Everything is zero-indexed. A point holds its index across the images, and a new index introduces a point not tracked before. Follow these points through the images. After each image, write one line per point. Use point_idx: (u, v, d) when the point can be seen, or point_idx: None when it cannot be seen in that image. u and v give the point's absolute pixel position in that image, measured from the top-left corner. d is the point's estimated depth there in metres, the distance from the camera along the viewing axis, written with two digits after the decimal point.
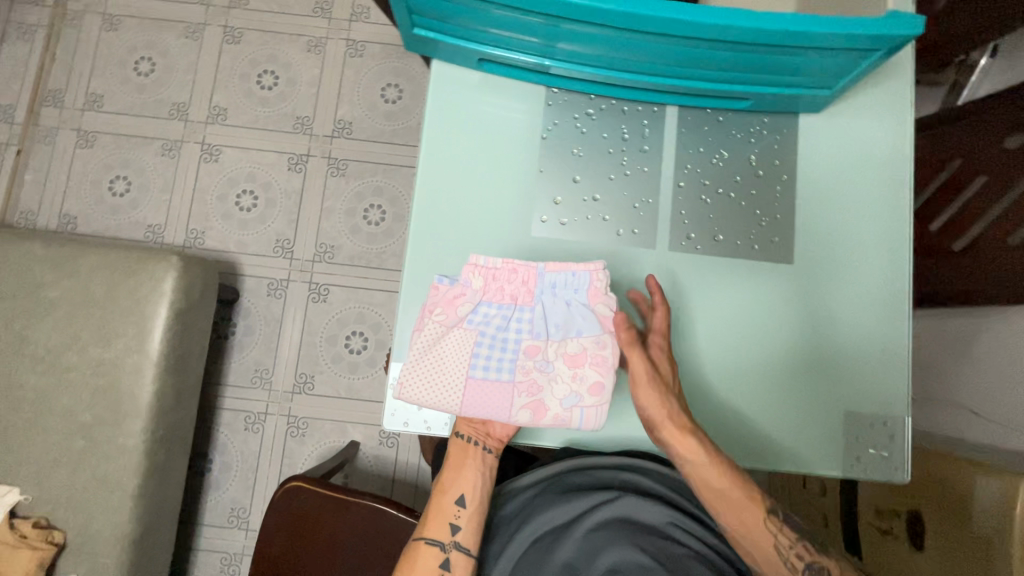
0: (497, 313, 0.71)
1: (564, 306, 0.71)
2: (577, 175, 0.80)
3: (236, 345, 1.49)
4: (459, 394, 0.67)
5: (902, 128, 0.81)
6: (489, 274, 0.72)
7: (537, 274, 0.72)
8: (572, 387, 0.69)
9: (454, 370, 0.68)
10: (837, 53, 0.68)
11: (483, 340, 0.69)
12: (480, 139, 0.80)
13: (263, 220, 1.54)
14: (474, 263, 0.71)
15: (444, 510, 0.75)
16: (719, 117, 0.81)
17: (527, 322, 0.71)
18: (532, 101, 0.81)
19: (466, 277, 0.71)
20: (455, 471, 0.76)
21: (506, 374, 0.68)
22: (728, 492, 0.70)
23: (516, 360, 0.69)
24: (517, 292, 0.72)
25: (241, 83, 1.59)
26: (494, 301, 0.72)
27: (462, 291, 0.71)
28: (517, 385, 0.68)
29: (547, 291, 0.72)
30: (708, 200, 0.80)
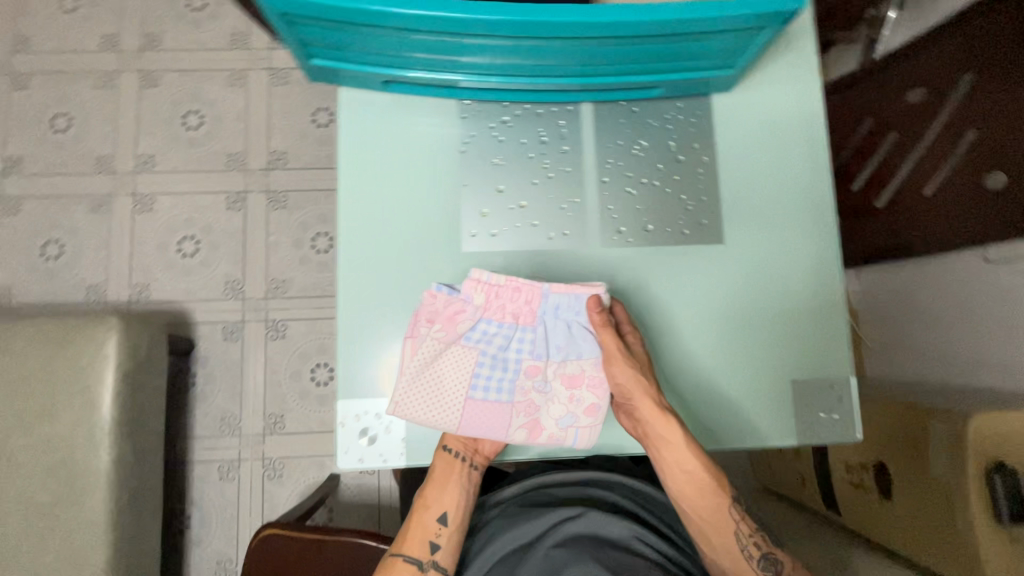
0: (498, 331, 0.71)
1: (566, 327, 0.71)
2: (501, 185, 0.79)
3: (198, 395, 1.45)
4: (458, 414, 0.68)
5: (813, 94, 0.82)
6: (492, 291, 0.71)
7: (541, 294, 0.71)
8: (568, 408, 0.71)
9: (454, 388, 0.69)
10: (733, 34, 0.69)
11: (483, 359, 0.70)
12: (398, 161, 0.79)
13: (208, 263, 1.50)
14: (477, 279, 0.70)
15: (422, 526, 0.74)
16: (633, 107, 0.81)
17: (530, 342, 0.71)
18: (446, 116, 0.80)
19: (467, 292, 0.70)
20: (437, 489, 0.74)
21: (504, 394, 0.69)
22: (697, 486, 0.73)
23: (515, 381, 0.70)
24: (519, 310, 0.71)
25: (166, 127, 1.55)
26: (496, 318, 0.71)
27: (465, 308, 0.70)
28: (515, 405, 0.70)
29: (550, 310, 0.71)
30: (633, 192, 0.80)
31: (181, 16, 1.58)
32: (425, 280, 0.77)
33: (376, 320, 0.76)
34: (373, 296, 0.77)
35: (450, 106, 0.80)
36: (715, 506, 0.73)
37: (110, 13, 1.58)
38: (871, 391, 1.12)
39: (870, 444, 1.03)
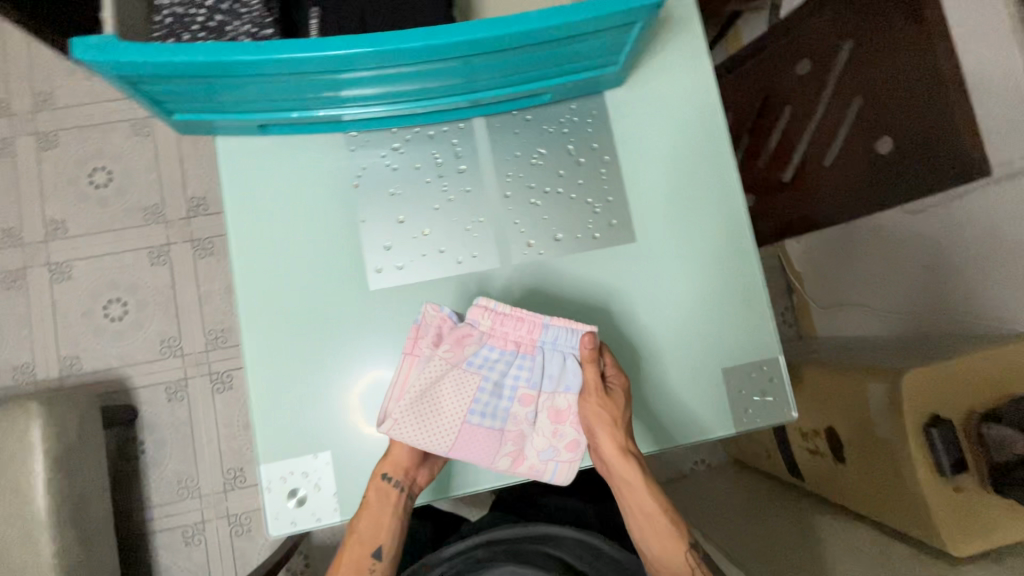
0: (498, 356, 0.68)
1: (565, 361, 0.68)
2: (401, 215, 0.76)
3: (151, 461, 1.39)
4: (449, 437, 0.66)
5: (706, 75, 0.80)
6: (499, 318, 0.68)
7: (544, 326, 0.68)
8: (551, 442, 0.69)
9: (450, 411, 0.66)
10: (605, 32, 0.67)
11: (481, 385, 0.67)
12: (289, 205, 0.75)
13: (140, 324, 1.43)
14: (484, 306, 0.67)
15: (356, 560, 0.66)
16: (526, 115, 0.79)
17: (528, 373, 0.68)
18: (333, 151, 0.76)
19: (474, 317, 0.67)
20: (374, 519, 0.68)
21: (496, 420, 0.67)
22: (653, 526, 0.69)
23: (509, 409, 0.67)
24: (521, 339, 0.68)
25: (73, 189, 1.47)
26: (498, 344, 0.68)
27: (470, 332, 0.67)
28: (505, 432, 0.67)
29: (548, 342, 0.69)
30: (538, 202, 0.78)
31: (71, 70, 1.50)
32: (337, 325, 0.74)
33: (289, 374, 0.73)
34: (284, 349, 0.73)
35: (336, 140, 0.77)
36: (668, 547, 0.68)
37: None
38: (819, 356, 1.13)
39: (821, 411, 1.04)
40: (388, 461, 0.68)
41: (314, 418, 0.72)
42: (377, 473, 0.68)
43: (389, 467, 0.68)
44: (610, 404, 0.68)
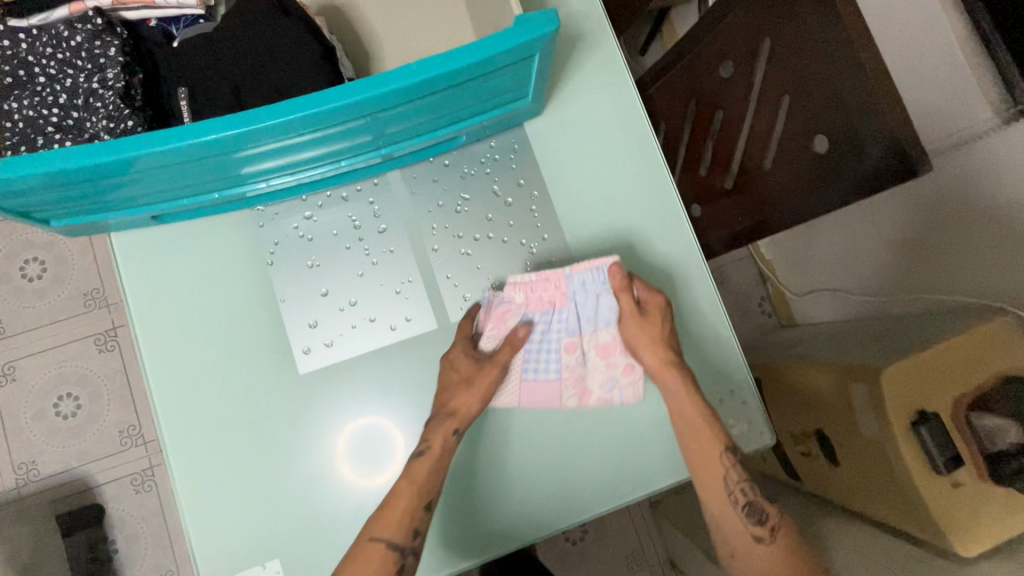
0: (539, 318, 0.69)
1: (600, 302, 0.68)
2: (324, 287, 0.71)
3: (126, 559, 1.31)
4: (514, 398, 0.69)
5: (628, 89, 0.75)
6: (528, 287, 0.68)
7: (569, 276, 0.68)
8: (608, 373, 0.70)
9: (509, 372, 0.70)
10: (502, 69, 0.61)
11: (531, 346, 0.70)
12: (200, 295, 0.69)
13: (94, 417, 1.35)
14: (511, 283, 0.68)
15: (406, 509, 0.63)
16: (445, 161, 0.74)
17: (569, 323, 0.69)
18: (240, 229, 0.71)
19: (507, 296, 0.68)
20: (434, 468, 0.65)
21: (553, 372, 0.69)
22: (692, 433, 0.67)
23: (560, 359, 0.69)
24: (553, 297, 0.68)
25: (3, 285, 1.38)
26: (536, 307, 0.69)
27: (508, 306, 0.69)
28: (564, 380, 0.70)
29: (578, 291, 0.68)
30: (469, 251, 0.73)
31: None
32: (270, 414, 0.69)
33: (226, 476, 0.68)
34: (216, 449, 0.68)
35: (241, 216, 0.71)
36: (707, 457, 0.66)
37: None
38: (800, 353, 1.08)
39: (808, 411, 0.99)
40: (448, 405, 0.66)
41: (261, 516, 0.68)
42: (440, 414, 0.66)
43: (450, 411, 0.66)
44: (649, 324, 0.68)
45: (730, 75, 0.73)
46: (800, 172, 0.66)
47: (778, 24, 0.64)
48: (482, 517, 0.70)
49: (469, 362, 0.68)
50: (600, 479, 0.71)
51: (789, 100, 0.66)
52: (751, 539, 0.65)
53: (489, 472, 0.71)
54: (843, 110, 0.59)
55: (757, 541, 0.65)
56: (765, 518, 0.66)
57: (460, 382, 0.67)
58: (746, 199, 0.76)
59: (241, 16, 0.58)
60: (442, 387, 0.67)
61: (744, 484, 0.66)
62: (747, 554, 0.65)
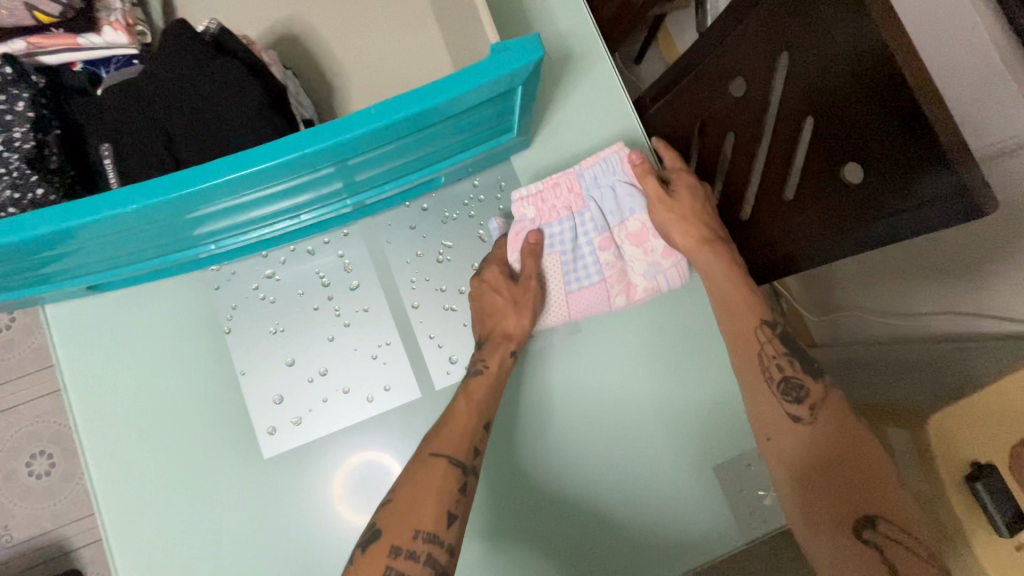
0: (564, 228, 0.64)
1: (619, 191, 0.64)
2: (291, 356, 0.62)
3: None
4: (561, 314, 0.65)
5: (626, 112, 0.67)
6: (539, 198, 0.63)
7: (579, 174, 0.63)
8: (649, 260, 0.65)
9: (548, 290, 0.65)
10: (480, 104, 0.52)
11: (565, 258, 0.64)
12: (149, 372, 0.61)
13: (72, 475, 1.25)
14: (519, 197, 0.62)
15: (468, 425, 0.57)
16: (422, 205, 0.65)
17: (596, 221, 0.64)
18: (192, 293, 0.62)
19: (519, 214, 0.63)
20: (492, 388, 0.59)
21: (594, 275, 0.64)
22: (727, 306, 0.61)
23: (596, 261, 0.64)
24: (569, 202, 0.64)
25: None
26: (554, 219, 0.64)
27: (523, 224, 0.63)
28: (607, 279, 0.64)
29: (592, 186, 0.64)
30: (454, 307, 0.64)
31: None
32: (234, 503, 0.60)
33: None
34: (174, 546, 0.59)
35: (193, 280, 0.62)
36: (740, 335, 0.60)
37: None
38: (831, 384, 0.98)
39: None
40: (498, 330, 0.61)
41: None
42: (497, 335, 0.61)
43: (506, 332, 0.61)
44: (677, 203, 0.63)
45: (743, 94, 0.65)
46: (828, 204, 0.58)
47: (802, 37, 0.55)
48: (529, 492, 0.63)
49: (508, 286, 0.62)
50: (613, 558, 0.62)
51: (813, 122, 0.58)
52: (788, 420, 0.56)
53: (531, 433, 0.64)
54: (884, 135, 0.50)
55: (794, 422, 0.55)
56: (806, 393, 0.56)
57: (506, 304, 0.61)
58: (766, 230, 0.67)
59: (172, 58, 0.50)
60: (485, 312, 0.62)
61: (782, 357, 0.58)
62: (785, 437, 0.56)
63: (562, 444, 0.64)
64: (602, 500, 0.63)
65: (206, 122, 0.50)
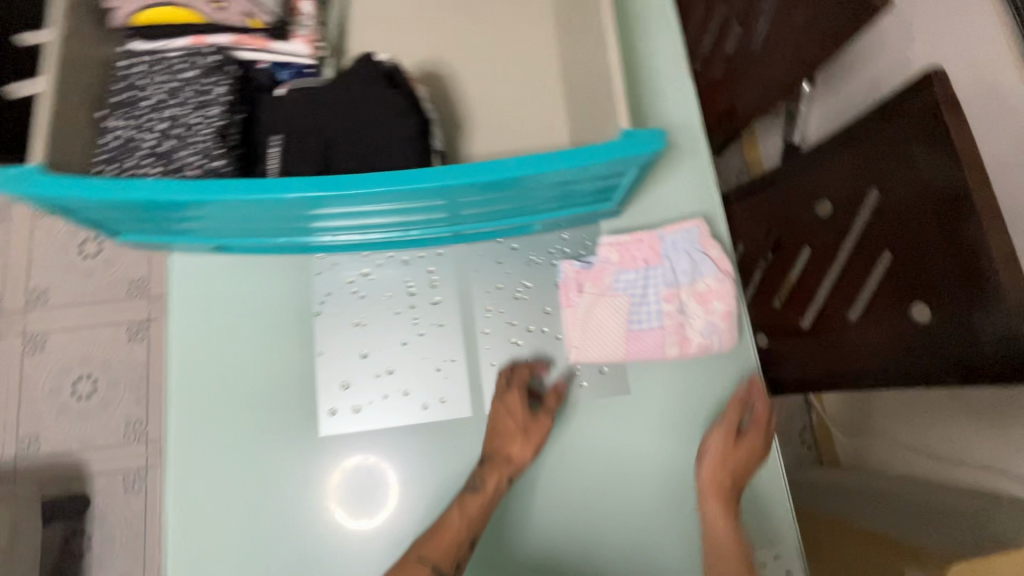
0: (637, 277, 0.67)
1: (694, 259, 0.67)
2: (365, 350, 0.68)
3: (95, 562, 1.26)
4: (618, 345, 0.66)
5: (714, 203, 0.72)
6: (623, 246, 0.68)
7: (661, 237, 0.68)
8: (708, 317, 0.66)
9: (609, 325, 0.67)
10: (593, 177, 0.59)
11: (633, 300, 0.67)
12: (240, 332, 0.68)
13: (107, 405, 1.32)
14: (608, 240, 0.69)
15: (456, 536, 0.60)
16: (513, 244, 0.72)
17: (667, 277, 0.67)
18: (297, 273, 0.69)
19: (602, 254, 0.68)
20: (486, 507, 0.62)
21: (655, 320, 0.66)
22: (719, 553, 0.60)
23: (661, 307, 0.66)
24: (646, 256, 0.68)
25: (59, 254, 1.39)
26: (630, 268, 0.68)
27: (603, 265, 0.68)
28: (665, 327, 0.66)
29: (672, 250, 0.68)
30: (519, 342, 0.69)
31: None
32: (281, 467, 0.65)
33: (223, 525, 0.64)
34: (218, 496, 0.64)
35: (300, 261, 0.70)
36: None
37: None
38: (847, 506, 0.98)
39: None
40: (502, 453, 0.63)
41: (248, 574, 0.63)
42: (500, 457, 0.63)
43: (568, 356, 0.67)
44: (739, 452, 0.63)
45: (827, 215, 0.70)
46: (890, 336, 0.61)
47: (895, 179, 0.60)
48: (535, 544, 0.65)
49: (524, 415, 0.64)
50: None
51: (889, 258, 0.62)
52: None
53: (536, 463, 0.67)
54: (959, 288, 0.54)
55: None
56: None
57: (515, 430, 0.64)
58: (819, 345, 0.70)
59: (363, 89, 0.59)
60: (493, 431, 0.64)
61: None
62: None
63: (572, 475, 0.66)
64: (591, 552, 0.65)
65: (360, 136, 0.58)
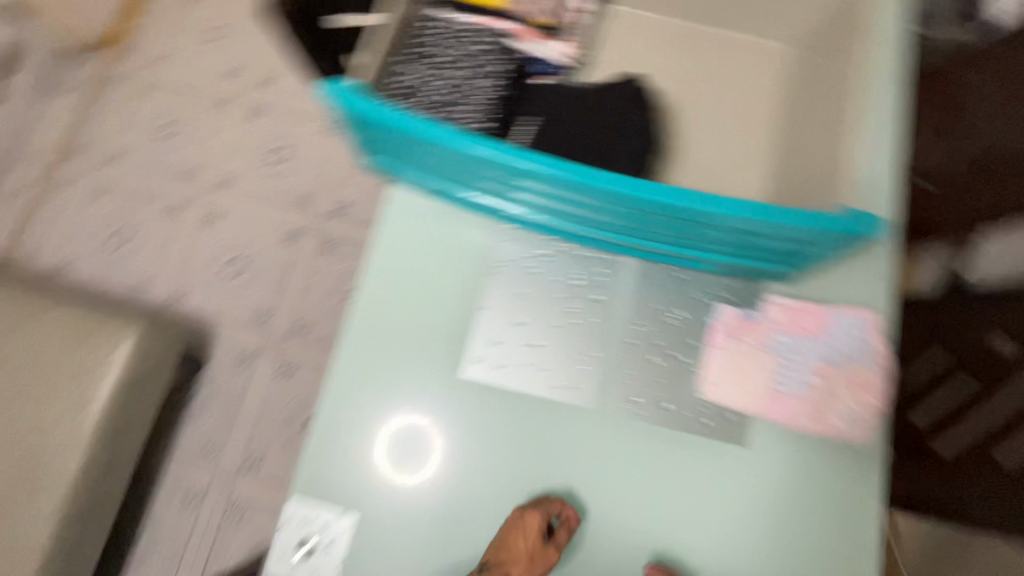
0: (795, 343, 0.68)
1: (858, 347, 0.68)
2: (522, 317, 0.76)
3: (192, 414, 1.46)
4: (754, 399, 0.68)
5: (887, 302, 0.72)
6: (791, 311, 0.69)
7: (831, 314, 0.69)
8: (852, 406, 0.67)
9: (752, 377, 0.69)
10: (786, 240, 0.65)
11: (784, 363, 0.68)
12: (426, 265, 0.77)
13: (248, 288, 1.55)
14: (776, 299, 0.70)
15: None
16: (680, 273, 0.77)
17: (826, 354, 0.67)
18: (488, 233, 0.78)
19: (767, 310, 0.70)
20: None
21: (799, 389, 0.67)
22: None
23: (809, 379, 0.67)
24: (810, 327, 0.69)
25: (257, 158, 1.66)
26: (792, 333, 0.69)
27: (765, 322, 0.69)
28: (807, 399, 0.67)
29: (838, 331, 0.68)
30: (659, 361, 0.74)
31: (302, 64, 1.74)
32: (419, 389, 0.73)
33: (355, 419, 0.72)
34: (360, 392, 0.73)
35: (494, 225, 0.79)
36: None
37: (245, 46, 1.76)
38: None
39: None
40: (503, 566, 0.65)
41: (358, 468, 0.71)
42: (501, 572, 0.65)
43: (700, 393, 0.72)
44: None
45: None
46: None
47: None
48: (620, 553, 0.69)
49: (537, 543, 0.65)
50: None
51: None
52: None
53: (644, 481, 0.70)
54: None
55: None
56: None
57: (524, 553, 0.65)
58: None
59: (604, 105, 0.78)
60: (505, 542, 0.66)
61: None
62: None
63: (675, 502, 0.70)
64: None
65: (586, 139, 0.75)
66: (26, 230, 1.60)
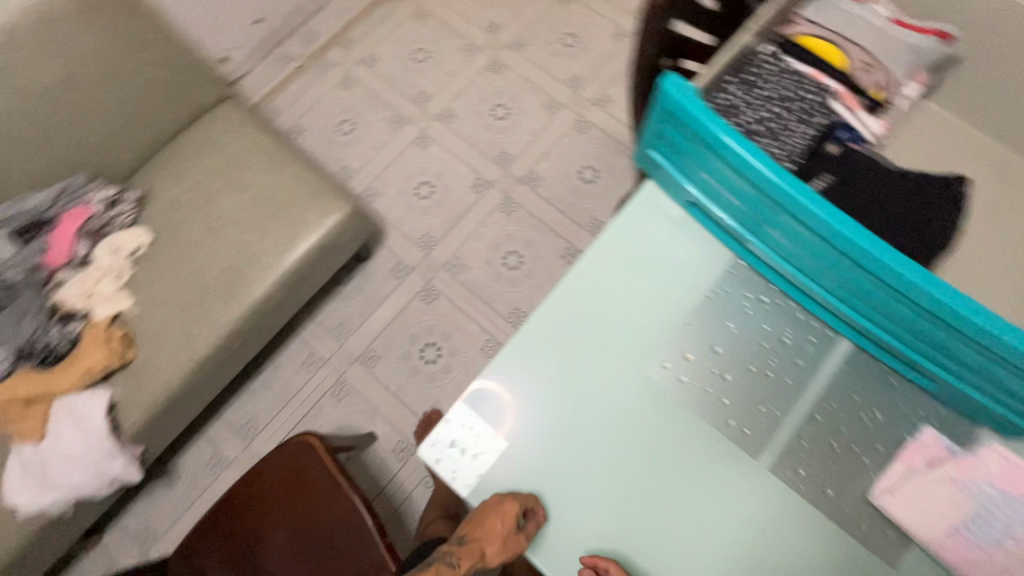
0: (1002, 500, 0.66)
1: None
2: (718, 347, 0.79)
3: (341, 294, 1.63)
4: (934, 531, 0.66)
5: None
6: (1010, 467, 0.67)
7: None
8: None
9: (942, 511, 0.67)
10: None
11: (982, 513, 0.66)
12: (651, 262, 0.82)
13: (427, 212, 1.70)
14: (999, 450, 0.67)
15: None
16: (890, 377, 0.77)
17: None
18: (716, 260, 0.82)
19: (984, 455, 0.67)
20: None
21: (988, 544, 0.65)
22: None
23: (1004, 540, 0.64)
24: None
25: (482, 107, 1.80)
26: (1004, 489, 0.66)
27: (977, 465, 0.67)
28: (991, 556, 0.65)
29: None
30: (835, 446, 0.74)
31: (553, 42, 1.86)
32: (598, 361, 0.78)
33: (535, 358, 0.79)
34: (550, 338, 0.79)
35: (725, 256, 0.82)
36: None
37: (512, 9, 1.91)
38: None
39: None
40: (479, 544, 0.68)
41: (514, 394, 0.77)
42: (477, 548, 0.67)
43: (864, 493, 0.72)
44: None
45: None
46: None
47: None
48: None
49: (510, 528, 0.68)
50: None
51: None
52: None
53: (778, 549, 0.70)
54: None
55: None
56: None
57: (497, 536, 0.67)
58: None
59: (904, 185, 0.80)
60: (483, 525, 0.68)
61: None
62: None
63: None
64: None
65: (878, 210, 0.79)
66: (281, 90, 1.86)
